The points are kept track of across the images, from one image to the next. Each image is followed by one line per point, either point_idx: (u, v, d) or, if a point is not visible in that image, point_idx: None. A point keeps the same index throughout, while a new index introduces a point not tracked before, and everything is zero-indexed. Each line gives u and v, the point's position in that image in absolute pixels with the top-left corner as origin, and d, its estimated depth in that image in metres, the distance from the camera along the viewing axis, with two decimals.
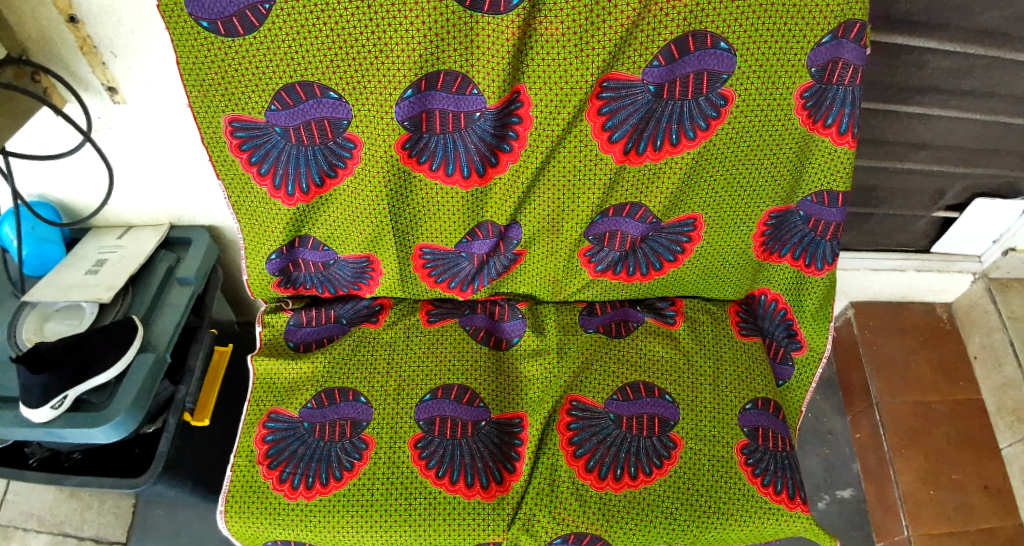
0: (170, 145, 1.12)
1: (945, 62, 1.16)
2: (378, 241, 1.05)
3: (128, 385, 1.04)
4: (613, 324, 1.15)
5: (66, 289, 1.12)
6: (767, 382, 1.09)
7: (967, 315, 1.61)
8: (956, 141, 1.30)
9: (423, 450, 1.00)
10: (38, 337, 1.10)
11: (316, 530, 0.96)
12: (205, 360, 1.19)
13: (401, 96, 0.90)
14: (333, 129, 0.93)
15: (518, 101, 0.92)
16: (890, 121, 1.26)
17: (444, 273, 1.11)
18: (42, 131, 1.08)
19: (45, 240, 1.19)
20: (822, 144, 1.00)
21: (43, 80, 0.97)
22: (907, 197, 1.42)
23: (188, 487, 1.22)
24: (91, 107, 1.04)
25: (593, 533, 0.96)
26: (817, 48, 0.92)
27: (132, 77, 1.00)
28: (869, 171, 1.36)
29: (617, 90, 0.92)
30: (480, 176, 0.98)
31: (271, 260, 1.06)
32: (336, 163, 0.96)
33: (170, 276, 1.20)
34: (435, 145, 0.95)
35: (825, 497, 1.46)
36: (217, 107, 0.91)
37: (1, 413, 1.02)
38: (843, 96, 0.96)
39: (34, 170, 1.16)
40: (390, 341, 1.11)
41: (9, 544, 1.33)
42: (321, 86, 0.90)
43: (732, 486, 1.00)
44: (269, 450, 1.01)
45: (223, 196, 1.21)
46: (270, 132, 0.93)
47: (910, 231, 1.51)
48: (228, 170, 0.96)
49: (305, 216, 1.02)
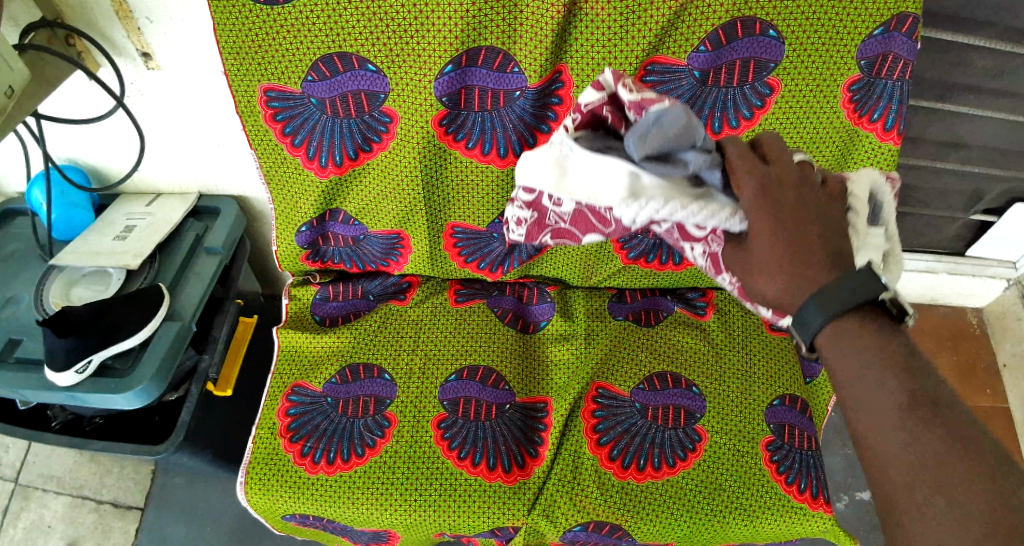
0: (201, 114, 1.10)
1: (994, 60, 1.13)
2: (409, 218, 1.04)
3: (152, 353, 1.04)
4: (606, 115, 0.75)
5: (94, 255, 1.12)
6: (795, 379, 1.08)
7: (998, 322, 1.58)
8: (1000, 143, 1.27)
9: (446, 431, 0.99)
10: (65, 301, 1.10)
11: (335, 506, 0.95)
12: (230, 330, 1.19)
13: (441, 71, 0.88)
14: (369, 102, 0.92)
15: (560, 81, 0.91)
16: (932, 120, 1.23)
17: (474, 253, 1.09)
18: (74, 96, 1.08)
19: (73, 204, 1.18)
20: (866, 139, 0.97)
21: (77, 44, 0.98)
22: (944, 198, 1.39)
23: (208, 456, 1.22)
24: (125, 72, 1.04)
25: (615, 523, 0.95)
26: (867, 40, 0.90)
27: (166, 43, 0.99)
28: (907, 170, 1.33)
29: (661, 74, 0.90)
30: (515, 156, 0.97)
31: (301, 232, 1.06)
32: (371, 137, 0.95)
33: (198, 245, 1.20)
34: (471, 123, 0.94)
35: (845, 498, 1.40)
36: (253, 76, 0.90)
37: (26, 375, 1.03)
38: (891, 91, 0.93)
39: (64, 134, 1.15)
40: (417, 319, 1.10)
41: (29, 505, 1.35)
42: (360, 58, 0.88)
43: (756, 482, 0.98)
44: (291, 423, 1.00)
45: (253, 168, 1.20)
46: (305, 104, 0.92)
47: (944, 233, 1.48)
48: (262, 141, 0.96)
49: (337, 190, 1.01)
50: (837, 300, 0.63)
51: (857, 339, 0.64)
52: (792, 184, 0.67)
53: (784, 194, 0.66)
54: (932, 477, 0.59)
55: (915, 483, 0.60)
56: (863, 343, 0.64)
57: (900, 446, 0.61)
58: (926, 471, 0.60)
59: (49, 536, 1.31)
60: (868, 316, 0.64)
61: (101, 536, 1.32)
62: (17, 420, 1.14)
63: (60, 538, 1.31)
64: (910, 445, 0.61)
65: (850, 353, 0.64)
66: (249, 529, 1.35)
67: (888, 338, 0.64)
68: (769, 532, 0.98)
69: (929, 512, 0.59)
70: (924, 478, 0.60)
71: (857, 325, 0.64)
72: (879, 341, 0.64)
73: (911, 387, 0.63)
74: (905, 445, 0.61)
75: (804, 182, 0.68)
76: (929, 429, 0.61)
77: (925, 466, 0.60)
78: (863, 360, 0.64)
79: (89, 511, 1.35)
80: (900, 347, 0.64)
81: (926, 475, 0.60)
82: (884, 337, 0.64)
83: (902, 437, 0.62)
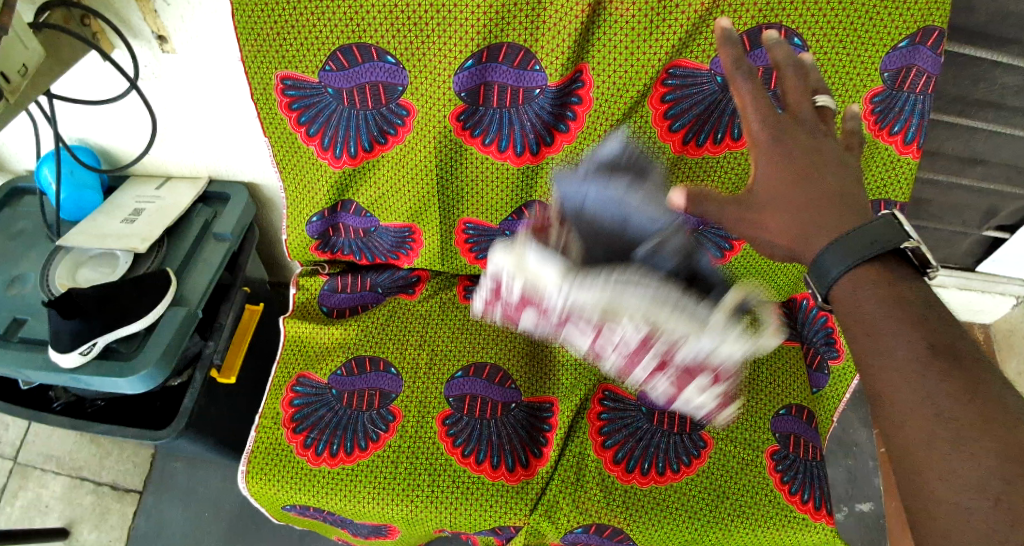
0: (216, 100, 1.10)
1: (1017, 77, 1.12)
2: (421, 212, 1.04)
3: (157, 337, 1.03)
4: None
5: (102, 237, 1.12)
6: (802, 388, 1.08)
7: (1006, 339, 1.57)
8: (1018, 161, 1.26)
9: (451, 428, 0.99)
10: (71, 282, 1.10)
11: (336, 498, 0.95)
12: (236, 317, 1.18)
13: (461, 66, 0.88)
14: (387, 94, 0.91)
15: (580, 80, 0.90)
16: (950, 134, 1.22)
17: (485, 250, 1.09)
18: (88, 76, 1.07)
19: (83, 185, 1.18)
20: (885, 152, 0.96)
21: (93, 25, 0.96)
22: (958, 213, 1.38)
23: (209, 443, 1.21)
24: (140, 55, 1.03)
25: (616, 527, 0.95)
26: (892, 52, 0.89)
27: (183, 27, 0.98)
28: (923, 183, 1.32)
29: (682, 78, 0.90)
30: (532, 154, 0.96)
31: (311, 222, 1.05)
32: (387, 130, 0.94)
33: (207, 231, 1.19)
34: (489, 120, 0.93)
35: (845, 509, 1.39)
36: (270, 63, 0.89)
37: (30, 355, 1.02)
38: (913, 104, 0.93)
39: (76, 114, 1.14)
40: (425, 314, 1.09)
41: (28, 484, 1.34)
42: (379, 49, 0.87)
43: (760, 491, 0.98)
44: (295, 414, 1.00)
45: (265, 155, 1.19)
46: (322, 93, 0.91)
47: (956, 248, 1.48)
48: (276, 129, 0.95)
49: (350, 181, 1.01)
50: (856, 246, 0.66)
51: (873, 290, 0.65)
52: (806, 135, 0.69)
53: (795, 140, 0.69)
54: (951, 429, 0.59)
55: (933, 437, 0.60)
56: (879, 293, 0.65)
57: (917, 399, 0.61)
58: (945, 424, 0.59)
59: (46, 515, 1.31)
60: (886, 266, 0.66)
61: (99, 517, 1.32)
62: (19, 400, 1.14)
63: (57, 518, 1.31)
64: (928, 397, 0.61)
65: (865, 304, 0.65)
66: (247, 517, 1.34)
67: (905, 289, 0.65)
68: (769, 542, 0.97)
69: (944, 464, 0.59)
70: (941, 431, 0.59)
71: (874, 276, 0.66)
72: (895, 293, 0.65)
73: (929, 338, 0.63)
74: (923, 397, 0.61)
75: (820, 132, 0.70)
76: (947, 381, 0.61)
77: (944, 419, 0.60)
78: (880, 310, 0.65)
79: (87, 492, 1.35)
80: (919, 300, 0.65)
81: (943, 428, 0.59)
82: (900, 288, 0.65)
83: (920, 390, 0.61)
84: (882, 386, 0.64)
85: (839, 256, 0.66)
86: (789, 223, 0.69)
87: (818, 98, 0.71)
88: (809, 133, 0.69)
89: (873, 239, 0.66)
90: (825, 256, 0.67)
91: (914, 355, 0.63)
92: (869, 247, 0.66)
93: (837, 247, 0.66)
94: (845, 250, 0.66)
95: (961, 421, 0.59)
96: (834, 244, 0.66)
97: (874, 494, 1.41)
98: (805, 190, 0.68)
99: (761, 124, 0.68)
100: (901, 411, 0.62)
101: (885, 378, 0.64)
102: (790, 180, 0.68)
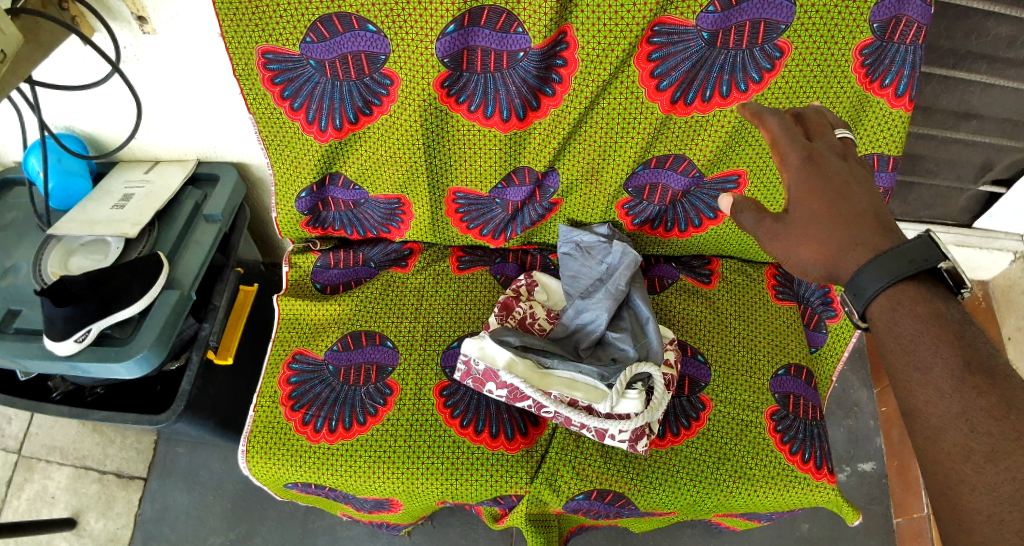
0: (199, 80, 1.08)
1: (1010, 28, 1.11)
2: (410, 182, 1.03)
3: (151, 321, 1.03)
4: None
5: (92, 224, 1.11)
6: (800, 348, 1.07)
7: (1003, 295, 1.54)
8: (1013, 113, 1.24)
9: (449, 399, 0.99)
10: (63, 270, 1.09)
11: (337, 474, 0.95)
12: (231, 298, 1.18)
13: (443, 32, 0.86)
14: (370, 64, 0.90)
15: (564, 42, 0.88)
16: (943, 88, 1.21)
17: (476, 219, 1.08)
18: (69, 60, 1.05)
19: (71, 172, 1.17)
20: (876, 105, 0.96)
21: (71, 8, 0.95)
22: (954, 168, 1.37)
23: (210, 426, 1.22)
24: (120, 37, 1.01)
25: (617, 492, 0.95)
26: (881, 3, 0.87)
27: (163, 7, 0.96)
28: (918, 139, 1.31)
29: (668, 35, 0.88)
30: (519, 120, 0.95)
31: (301, 198, 1.05)
32: (371, 101, 0.93)
33: (197, 213, 1.19)
34: (474, 85, 0.92)
35: (847, 469, 1.40)
36: (250, 37, 0.88)
37: (26, 345, 1.02)
38: (903, 55, 0.91)
39: (58, 100, 1.13)
40: (420, 287, 1.09)
41: (33, 476, 1.35)
42: (359, 18, 0.86)
43: (761, 452, 0.98)
44: (292, 392, 1.00)
45: (252, 133, 1.18)
46: (304, 66, 0.90)
47: (952, 205, 1.47)
48: (260, 104, 0.94)
49: (337, 153, 1.00)
50: (895, 264, 0.67)
51: (912, 307, 0.67)
52: (836, 157, 0.75)
53: (828, 163, 0.75)
54: (986, 444, 0.59)
55: (969, 451, 0.60)
56: (917, 311, 0.66)
57: (951, 415, 0.62)
58: (979, 438, 0.59)
59: (53, 506, 1.32)
60: (922, 284, 0.68)
61: (104, 506, 1.33)
62: (18, 390, 1.14)
63: (64, 509, 1.32)
64: (962, 413, 0.61)
65: (903, 321, 0.67)
66: (252, 498, 1.35)
67: (942, 307, 0.66)
68: (772, 501, 0.97)
69: (980, 478, 0.58)
70: (975, 445, 0.60)
71: (911, 294, 0.67)
72: (932, 309, 0.66)
73: (965, 355, 0.63)
74: (958, 413, 0.61)
75: (847, 156, 0.77)
76: (984, 398, 0.61)
77: (979, 435, 0.60)
78: (917, 327, 0.66)
79: (92, 481, 1.35)
80: (956, 317, 0.66)
81: (977, 444, 0.60)
82: (937, 305, 0.66)
83: (955, 405, 0.62)
84: (916, 401, 0.64)
85: (877, 273, 0.68)
86: (827, 239, 0.72)
87: (837, 133, 0.79)
88: (839, 156, 0.76)
89: (910, 257, 0.67)
90: (863, 273, 0.68)
91: (951, 374, 0.63)
92: (907, 265, 0.67)
93: (875, 265, 0.68)
94: (884, 268, 0.68)
95: (995, 436, 0.59)
96: (874, 262, 0.68)
97: (876, 453, 1.42)
98: (838, 207, 0.73)
99: (795, 148, 0.75)
100: (933, 424, 0.62)
101: (919, 394, 0.64)
102: (827, 198, 0.73)
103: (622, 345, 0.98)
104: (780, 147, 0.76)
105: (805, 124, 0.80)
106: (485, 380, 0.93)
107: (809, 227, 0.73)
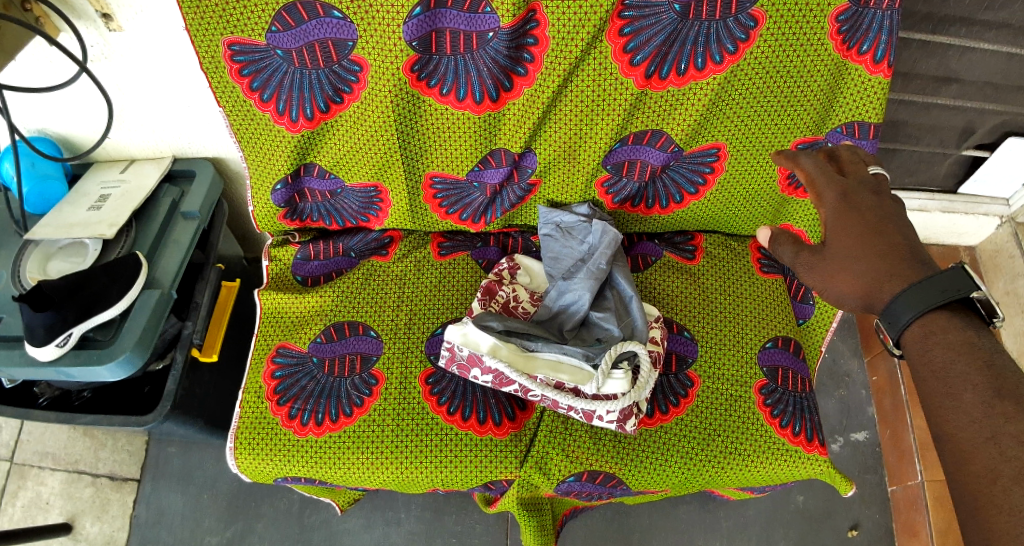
0: (168, 74, 1.06)
1: None
2: (387, 169, 1.02)
3: (133, 322, 1.02)
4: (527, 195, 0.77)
5: (69, 226, 1.09)
6: (788, 321, 1.08)
7: (991, 260, 1.55)
8: (995, 78, 1.24)
9: (434, 386, 0.98)
10: (42, 275, 1.07)
11: (325, 466, 0.95)
12: (212, 296, 1.17)
13: (408, 15, 0.84)
14: (337, 51, 0.88)
15: (535, 20, 0.86)
16: (923, 53, 1.20)
17: (455, 204, 1.07)
18: (35, 62, 1.03)
19: (46, 176, 1.15)
20: (853, 72, 0.95)
21: (35, 9, 0.91)
22: (937, 133, 1.36)
23: (199, 425, 1.21)
24: (86, 36, 0.99)
25: (608, 472, 0.95)
26: None
27: (127, 3, 0.94)
28: (900, 105, 1.30)
29: (639, 9, 0.86)
30: (492, 101, 0.94)
31: (277, 190, 1.03)
32: (342, 89, 0.92)
33: (174, 211, 1.17)
34: (445, 68, 0.91)
35: (840, 440, 1.40)
36: (214, 28, 0.85)
37: (8, 353, 1.00)
38: (881, 21, 0.90)
39: (28, 103, 1.11)
40: (400, 275, 1.08)
41: (26, 484, 1.34)
42: (325, 4, 0.84)
43: (751, 427, 0.98)
44: (277, 386, 0.99)
45: (225, 126, 1.17)
46: (270, 56, 0.88)
47: (935, 170, 1.46)
48: (228, 97, 0.92)
49: (310, 143, 0.99)
50: (925, 295, 0.68)
51: (944, 336, 0.67)
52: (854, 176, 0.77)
53: (857, 193, 0.78)
54: (1013, 468, 0.58)
55: (996, 473, 0.59)
56: (949, 340, 0.66)
57: (979, 438, 0.61)
58: (1007, 462, 0.59)
59: (48, 512, 1.31)
60: (954, 314, 0.68)
61: (99, 509, 1.32)
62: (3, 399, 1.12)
63: (58, 514, 1.31)
64: (990, 437, 0.61)
65: (935, 349, 0.67)
66: (247, 496, 1.35)
67: (974, 336, 0.66)
68: (764, 475, 0.97)
69: (1008, 500, 0.58)
70: (1003, 468, 0.59)
71: (944, 323, 0.67)
72: (964, 340, 0.66)
73: (997, 383, 0.63)
74: (986, 437, 0.61)
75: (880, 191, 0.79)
76: (1012, 424, 0.60)
77: (1007, 458, 0.59)
78: (949, 355, 0.66)
79: (85, 485, 1.34)
80: (987, 344, 0.66)
81: (1005, 467, 0.59)
82: (969, 335, 0.66)
83: (983, 429, 0.61)
84: (947, 424, 0.64)
85: (910, 302, 0.68)
86: None
87: (871, 168, 0.82)
88: (871, 191, 0.78)
89: (942, 288, 0.68)
90: (896, 303, 0.69)
91: (980, 399, 0.63)
92: (938, 295, 0.67)
93: (907, 295, 0.69)
94: (914, 299, 0.68)
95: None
96: (905, 292, 0.69)
97: (869, 422, 1.41)
98: (869, 231, 0.75)
99: (830, 186, 0.79)
100: (962, 447, 0.62)
101: (949, 418, 0.64)
102: (859, 227, 0.75)
103: (605, 325, 0.97)
104: (816, 185, 0.81)
105: (838, 161, 0.84)
106: (470, 365, 0.93)
107: (843, 257, 0.75)
